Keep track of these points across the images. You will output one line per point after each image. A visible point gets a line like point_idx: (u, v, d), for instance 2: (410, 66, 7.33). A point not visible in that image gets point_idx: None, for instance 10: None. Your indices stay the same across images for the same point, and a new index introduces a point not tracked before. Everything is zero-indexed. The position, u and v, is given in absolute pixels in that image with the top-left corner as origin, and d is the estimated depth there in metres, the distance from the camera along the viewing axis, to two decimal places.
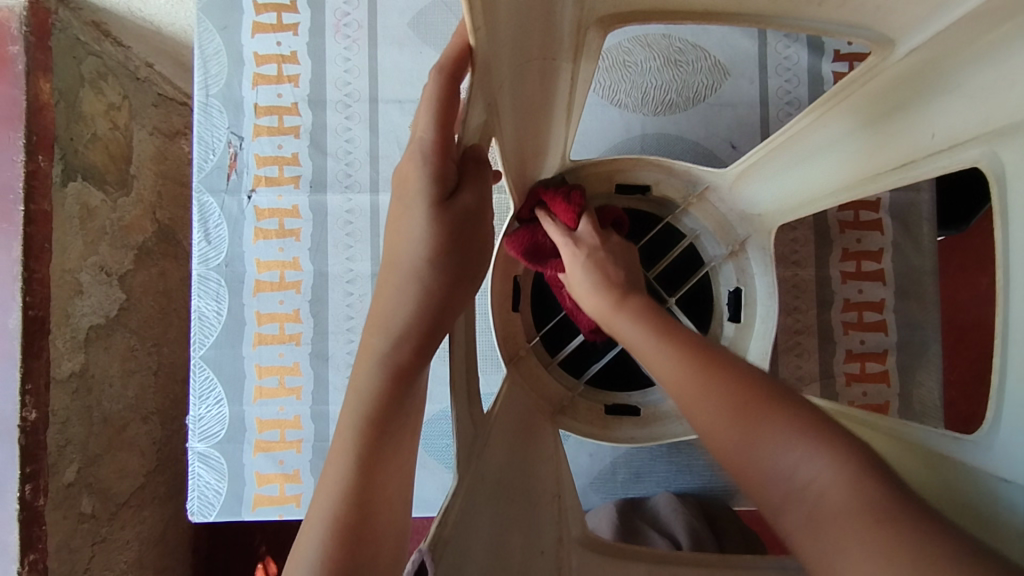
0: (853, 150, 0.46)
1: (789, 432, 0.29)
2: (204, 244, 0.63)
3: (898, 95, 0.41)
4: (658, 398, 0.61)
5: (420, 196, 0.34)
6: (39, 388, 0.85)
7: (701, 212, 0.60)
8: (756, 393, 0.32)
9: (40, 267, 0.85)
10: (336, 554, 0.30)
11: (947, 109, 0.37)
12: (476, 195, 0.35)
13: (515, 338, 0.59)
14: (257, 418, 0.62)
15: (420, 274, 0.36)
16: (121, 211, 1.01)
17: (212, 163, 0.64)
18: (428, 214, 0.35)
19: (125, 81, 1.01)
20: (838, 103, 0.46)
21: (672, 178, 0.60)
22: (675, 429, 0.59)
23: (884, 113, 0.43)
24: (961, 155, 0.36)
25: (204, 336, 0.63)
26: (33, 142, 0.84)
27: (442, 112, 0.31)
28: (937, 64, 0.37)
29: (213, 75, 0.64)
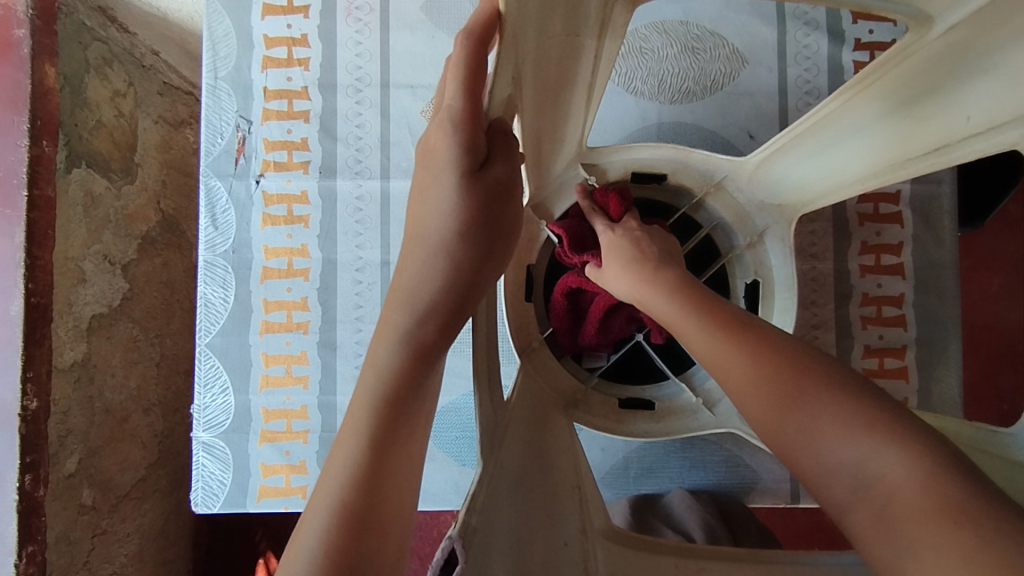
0: (881, 135, 0.45)
1: (850, 411, 0.29)
2: (211, 229, 0.62)
3: (931, 79, 0.40)
4: (672, 391, 0.59)
5: (450, 167, 0.33)
6: (40, 375, 0.83)
7: (720, 202, 0.58)
8: (805, 365, 0.32)
9: (43, 253, 0.83)
10: (339, 543, 0.28)
11: (987, 91, 0.36)
12: (507, 167, 0.34)
13: (528, 329, 0.58)
14: (263, 408, 0.61)
15: (448, 248, 0.35)
16: (125, 199, 1.00)
17: (220, 147, 0.62)
18: (458, 186, 0.34)
19: (131, 68, 1.00)
20: (857, 91, 0.45)
21: (691, 166, 0.58)
22: (691, 424, 0.57)
23: (914, 97, 0.41)
24: (1005, 136, 0.36)
25: (210, 323, 0.61)
26: (37, 127, 0.83)
27: (471, 78, 0.31)
28: (970, 44, 0.36)
29: (222, 58, 0.63)
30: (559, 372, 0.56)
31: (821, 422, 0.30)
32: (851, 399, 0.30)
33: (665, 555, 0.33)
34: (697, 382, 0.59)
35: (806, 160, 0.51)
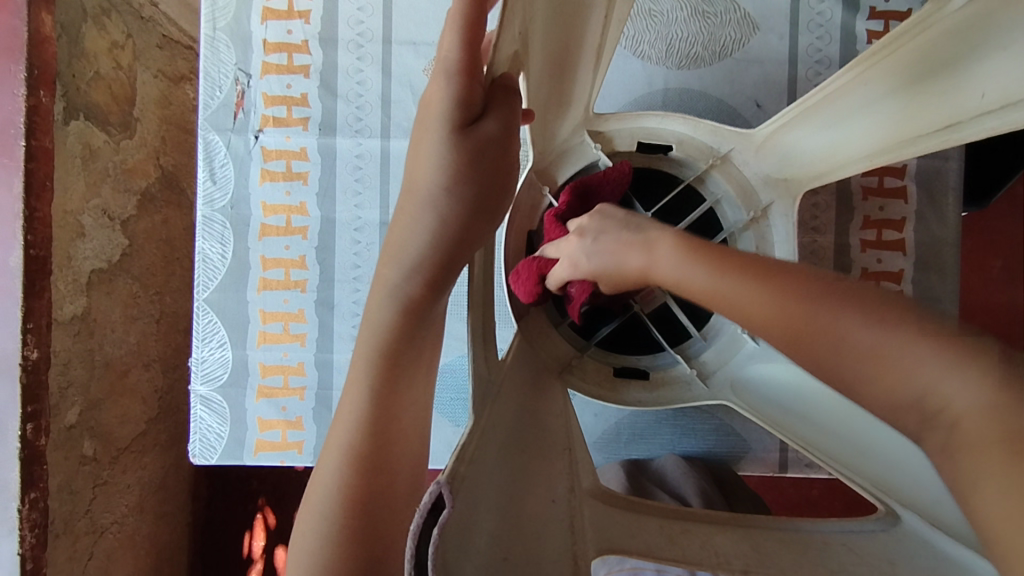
0: (893, 112, 0.44)
1: (870, 324, 0.30)
2: (209, 183, 0.61)
3: (951, 51, 0.39)
4: (667, 362, 0.60)
5: (441, 119, 0.33)
6: (41, 327, 0.83)
7: (724, 174, 0.57)
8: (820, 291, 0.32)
9: (41, 206, 0.83)
10: (353, 480, 0.33)
11: (1003, 67, 0.36)
12: (502, 124, 0.34)
13: (528, 299, 0.57)
14: (261, 363, 0.62)
15: (436, 203, 0.36)
16: (125, 153, 1.00)
17: (218, 99, 0.61)
18: (448, 138, 0.34)
19: (130, 19, 0.99)
20: (881, 61, 0.44)
21: (696, 138, 0.57)
22: (685, 396, 0.58)
23: (932, 72, 0.41)
24: (1014, 116, 0.35)
25: (208, 278, 0.61)
26: (34, 76, 0.82)
27: (469, 30, 0.30)
28: (993, 16, 0.36)
29: (221, 8, 0.61)
30: (557, 342, 0.56)
31: (849, 325, 0.30)
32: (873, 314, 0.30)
33: (652, 518, 0.34)
34: (693, 354, 0.59)
35: (820, 134, 0.50)
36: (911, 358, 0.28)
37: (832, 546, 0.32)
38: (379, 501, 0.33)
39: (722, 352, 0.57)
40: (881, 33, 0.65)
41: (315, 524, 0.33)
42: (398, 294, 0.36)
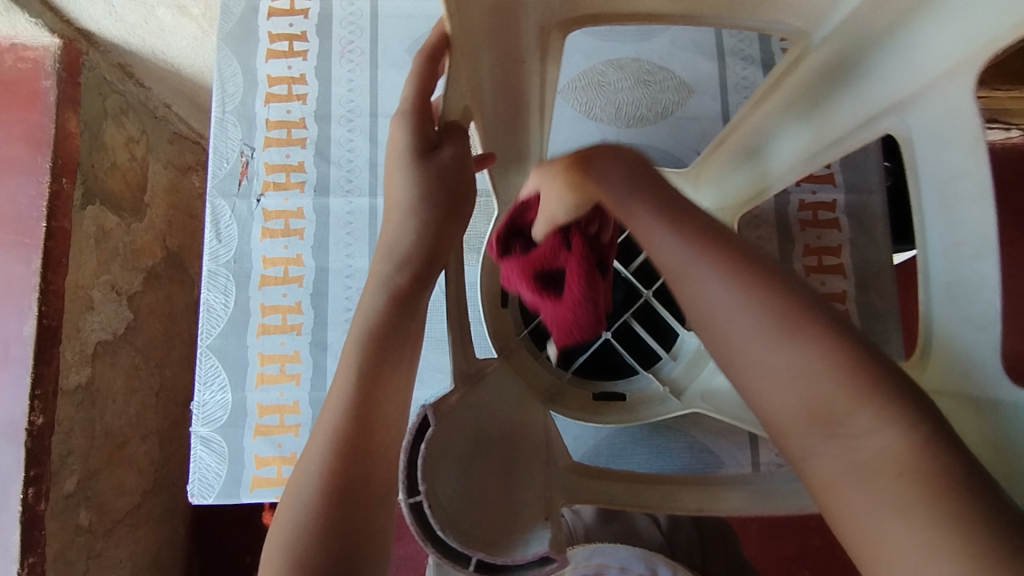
0: (795, 137, 0.52)
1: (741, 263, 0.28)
2: (215, 242, 0.69)
3: (814, 88, 0.48)
4: (642, 383, 0.65)
5: (408, 150, 0.42)
6: (48, 394, 0.88)
7: None
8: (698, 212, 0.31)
9: (57, 279, 0.90)
10: (335, 464, 0.36)
11: (855, 91, 0.44)
12: (456, 152, 0.42)
13: (505, 331, 0.63)
14: (258, 403, 0.66)
15: (414, 213, 0.43)
16: (134, 234, 1.08)
17: (225, 170, 0.70)
18: (414, 165, 0.42)
19: (145, 118, 1.11)
20: (772, 101, 0.53)
21: None
22: (660, 411, 0.63)
23: (808, 104, 0.49)
24: (878, 125, 0.43)
25: (211, 326, 0.67)
26: (58, 166, 0.91)
27: (422, 83, 0.42)
28: (832, 62, 0.44)
29: (230, 94, 0.72)
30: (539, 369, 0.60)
31: (661, 236, 0.29)
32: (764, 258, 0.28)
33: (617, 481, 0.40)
34: (664, 373, 0.64)
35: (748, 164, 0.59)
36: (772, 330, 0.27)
37: (754, 487, 0.38)
38: (361, 484, 0.36)
39: (689, 368, 0.63)
40: None
41: (296, 504, 0.36)
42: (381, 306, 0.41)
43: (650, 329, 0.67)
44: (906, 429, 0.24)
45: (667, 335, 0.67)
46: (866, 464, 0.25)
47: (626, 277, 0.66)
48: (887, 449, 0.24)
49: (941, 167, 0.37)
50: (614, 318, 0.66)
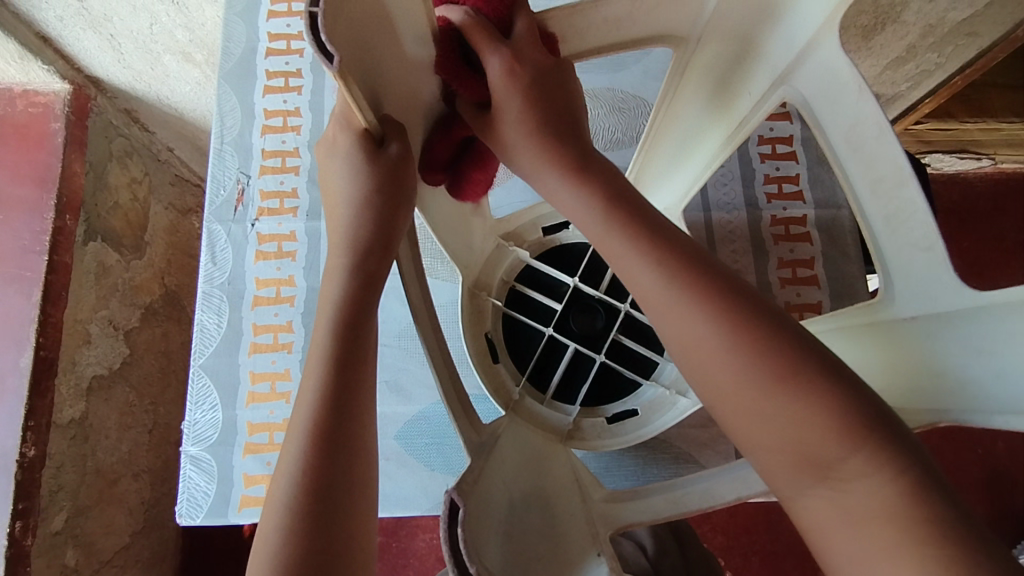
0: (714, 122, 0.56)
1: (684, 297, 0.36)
2: (211, 265, 0.71)
3: (724, 73, 0.52)
4: (649, 395, 0.63)
5: (357, 159, 0.41)
6: (40, 426, 0.89)
7: None
8: (671, 235, 0.39)
9: (56, 312, 0.92)
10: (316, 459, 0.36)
11: (760, 71, 0.50)
12: (402, 146, 0.40)
13: (505, 386, 0.62)
14: (248, 421, 0.67)
15: (367, 206, 0.42)
16: (133, 271, 1.11)
17: (222, 197, 0.73)
18: (362, 164, 0.40)
19: (148, 161, 1.16)
20: (680, 96, 0.55)
21: None
22: (673, 416, 0.60)
23: (720, 90, 0.53)
24: (774, 96, 0.50)
25: (204, 346, 0.69)
26: (62, 203, 0.95)
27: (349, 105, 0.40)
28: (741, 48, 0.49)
29: (228, 127, 0.76)
30: (542, 414, 0.61)
31: (643, 271, 0.38)
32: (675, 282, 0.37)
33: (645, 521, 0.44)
34: (664, 378, 0.63)
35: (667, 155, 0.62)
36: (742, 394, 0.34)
37: (714, 484, 0.43)
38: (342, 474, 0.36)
39: None
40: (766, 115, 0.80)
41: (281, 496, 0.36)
42: (348, 296, 0.41)
43: (639, 335, 0.65)
44: (895, 470, 0.30)
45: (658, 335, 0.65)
46: (851, 496, 0.31)
47: (600, 298, 0.63)
48: (879, 489, 0.30)
49: (840, 125, 0.46)
50: (598, 339, 0.64)
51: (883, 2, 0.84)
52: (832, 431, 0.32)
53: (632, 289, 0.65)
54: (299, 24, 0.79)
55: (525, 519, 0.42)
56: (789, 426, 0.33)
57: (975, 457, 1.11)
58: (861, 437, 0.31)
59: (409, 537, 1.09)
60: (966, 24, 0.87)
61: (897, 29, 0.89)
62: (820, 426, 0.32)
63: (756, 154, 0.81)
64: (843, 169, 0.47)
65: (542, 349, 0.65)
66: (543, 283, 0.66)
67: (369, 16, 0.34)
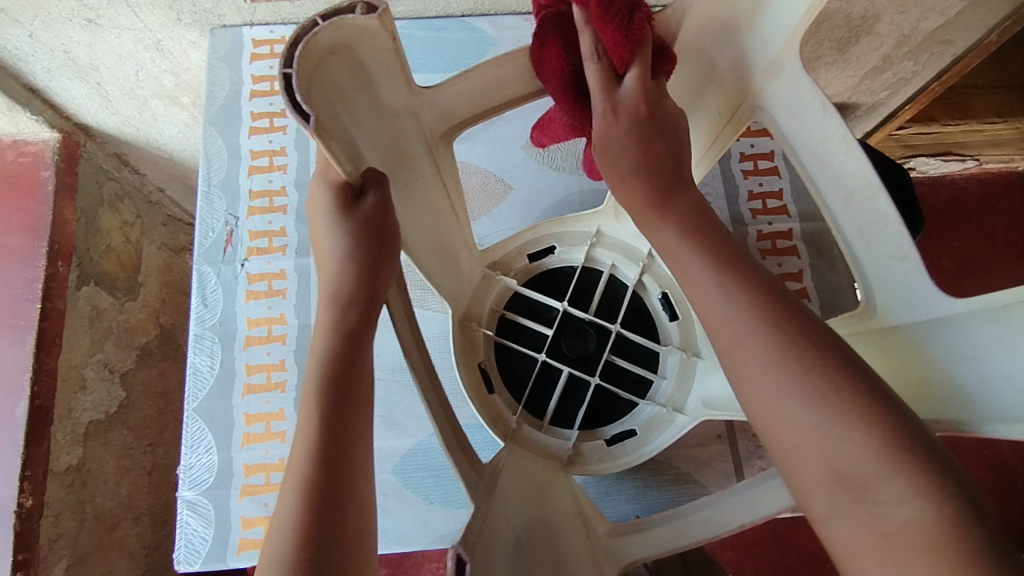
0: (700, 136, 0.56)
1: (741, 307, 0.35)
2: (202, 307, 0.71)
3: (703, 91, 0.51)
4: (647, 413, 0.63)
5: (334, 213, 0.42)
6: (37, 475, 0.89)
7: (605, 246, 0.66)
8: (736, 251, 0.38)
9: (50, 359, 0.92)
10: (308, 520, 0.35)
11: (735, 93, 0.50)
12: (378, 198, 0.41)
13: (503, 416, 0.62)
14: (244, 463, 0.67)
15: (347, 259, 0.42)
16: (128, 313, 1.11)
17: (211, 239, 0.74)
18: (341, 218, 0.41)
19: (139, 203, 1.17)
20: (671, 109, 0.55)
21: (569, 230, 0.67)
22: (672, 434, 0.61)
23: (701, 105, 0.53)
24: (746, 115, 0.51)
25: (198, 389, 0.69)
26: (54, 250, 0.96)
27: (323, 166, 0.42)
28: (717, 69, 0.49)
29: (216, 170, 0.77)
30: (542, 442, 0.60)
31: (719, 296, 0.36)
32: (742, 286, 0.36)
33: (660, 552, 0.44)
34: (658, 396, 0.63)
35: None
36: (790, 413, 0.33)
37: (726, 500, 0.43)
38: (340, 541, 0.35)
39: (682, 381, 0.62)
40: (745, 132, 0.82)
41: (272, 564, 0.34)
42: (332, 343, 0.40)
43: (632, 356, 0.65)
44: (934, 495, 0.29)
45: (650, 354, 0.65)
46: (899, 535, 0.29)
47: (590, 321, 0.63)
48: (910, 514, 0.29)
49: (814, 143, 0.46)
50: (590, 361, 0.63)
51: (855, 16, 0.86)
52: (890, 464, 0.30)
53: (620, 309, 0.65)
54: None
55: (527, 556, 0.42)
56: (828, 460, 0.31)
57: (980, 457, 1.11)
58: (919, 480, 0.29)
59: (415, 568, 1.08)
60: (938, 33, 0.89)
61: (872, 40, 0.91)
62: (867, 457, 0.30)
63: (739, 171, 0.82)
64: (815, 185, 0.47)
65: (536, 377, 0.64)
66: (530, 309, 0.66)
67: (335, 71, 0.35)
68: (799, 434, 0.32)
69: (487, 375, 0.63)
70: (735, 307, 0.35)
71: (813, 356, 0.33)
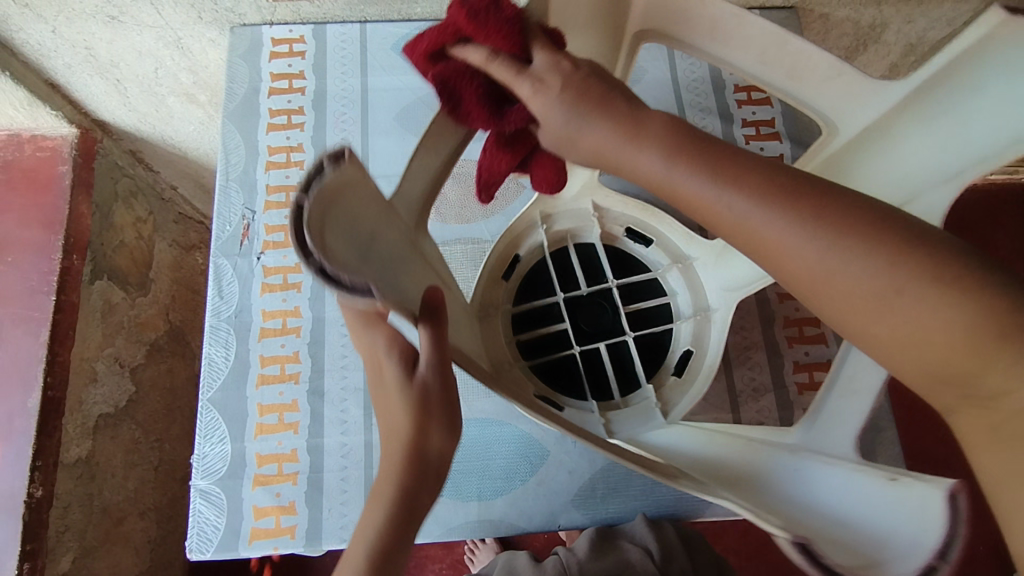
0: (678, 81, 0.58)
1: (783, 226, 0.33)
2: (218, 299, 0.72)
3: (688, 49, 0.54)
4: (685, 333, 0.64)
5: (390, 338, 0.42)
6: (48, 466, 0.89)
7: (561, 218, 0.68)
8: (739, 163, 0.36)
9: (63, 350, 0.93)
10: None
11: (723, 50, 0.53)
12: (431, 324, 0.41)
13: (586, 417, 0.59)
14: (257, 453, 0.67)
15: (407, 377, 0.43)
16: (139, 308, 1.12)
17: (228, 232, 0.75)
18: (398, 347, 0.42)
19: (152, 200, 1.19)
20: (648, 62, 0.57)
21: (519, 234, 0.67)
22: (719, 330, 0.62)
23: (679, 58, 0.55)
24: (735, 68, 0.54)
25: (212, 379, 0.70)
26: (70, 243, 0.97)
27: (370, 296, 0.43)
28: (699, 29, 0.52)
29: (234, 165, 0.78)
30: (631, 416, 0.60)
31: (737, 203, 0.34)
32: (772, 202, 0.34)
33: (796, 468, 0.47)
34: (681, 312, 0.65)
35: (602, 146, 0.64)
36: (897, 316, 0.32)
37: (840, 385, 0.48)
38: None
39: (695, 286, 0.65)
40: (755, 136, 0.83)
41: None
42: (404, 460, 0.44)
43: (636, 295, 0.67)
44: None
45: (647, 283, 0.68)
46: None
47: (591, 292, 0.65)
48: None
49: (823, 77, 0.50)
50: (610, 330, 0.65)
51: (863, 24, 0.87)
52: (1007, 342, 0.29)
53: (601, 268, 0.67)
54: (300, 64, 0.82)
55: None
56: (937, 359, 0.31)
57: None
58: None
59: (418, 569, 1.08)
60: (945, 42, 0.90)
61: (879, 49, 0.92)
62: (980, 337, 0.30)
63: None
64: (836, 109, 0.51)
65: (574, 368, 0.64)
66: (538, 320, 0.65)
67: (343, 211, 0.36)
68: (911, 332, 0.31)
69: (545, 399, 0.60)
70: (759, 216, 0.34)
71: (885, 251, 0.32)
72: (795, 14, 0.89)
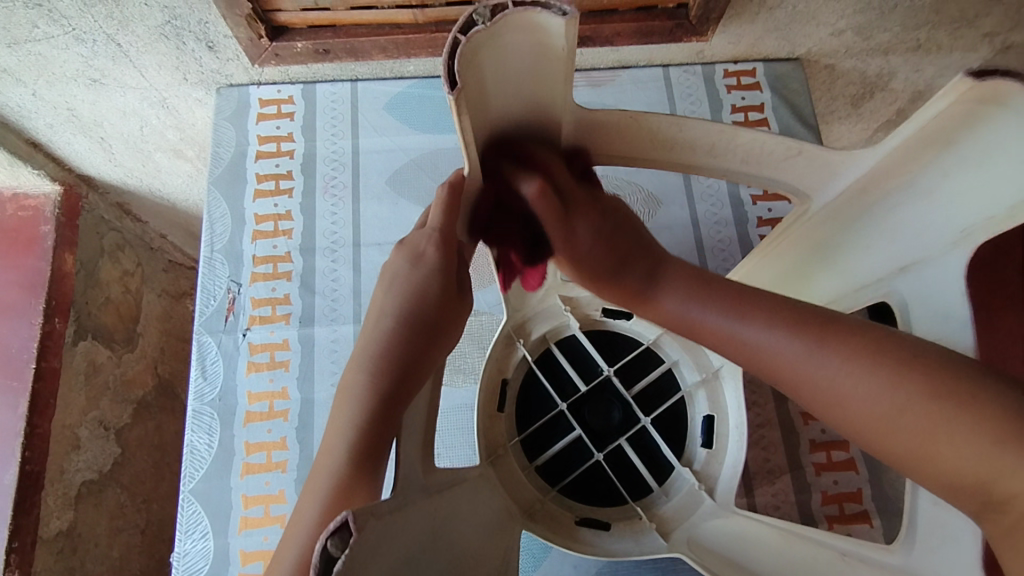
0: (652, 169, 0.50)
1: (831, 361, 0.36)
2: (201, 381, 0.69)
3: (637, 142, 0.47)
4: (698, 402, 0.63)
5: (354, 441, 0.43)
6: (25, 546, 0.89)
7: (536, 318, 0.65)
8: (770, 302, 0.40)
9: (42, 421, 0.92)
10: None
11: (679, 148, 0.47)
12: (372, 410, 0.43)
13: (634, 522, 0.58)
14: (241, 550, 0.63)
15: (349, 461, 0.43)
16: (125, 365, 1.06)
17: (212, 307, 0.71)
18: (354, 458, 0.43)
19: (141, 251, 1.12)
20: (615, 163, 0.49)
21: (500, 356, 0.63)
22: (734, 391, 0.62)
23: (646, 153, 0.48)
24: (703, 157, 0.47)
25: (194, 469, 0.66)
26: (51, 306, 0.95)
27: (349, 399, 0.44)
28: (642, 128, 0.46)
29: (219, 235, 0.75)
30: (678, 510, 0.58)
31: (751, 334, 0.39)
32: (824, 340, 0.36)
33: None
34: (685, 381, 0.64)
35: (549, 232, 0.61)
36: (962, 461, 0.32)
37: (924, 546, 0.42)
38: None
39: (693, 350, 0.64)
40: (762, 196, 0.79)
41: None
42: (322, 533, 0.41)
43: (632, 373, 0.65)
44: None
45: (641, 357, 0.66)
46: None
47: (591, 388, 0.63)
48: None
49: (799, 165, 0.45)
50: (623, 423, 0.62)
51: (869, 74, 0.85)
52: None
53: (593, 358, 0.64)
54: (289, 126, 0.79)
55: None
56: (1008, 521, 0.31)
57: None
58: None
59: None
60: None
61: (886, 96, 0.89)
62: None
63: (757, 236, 0.79)
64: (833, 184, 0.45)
65: (599, 469, 0.62)
66: (546, 438, 0.63)
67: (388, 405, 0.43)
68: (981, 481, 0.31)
69: (588, 523, 0.58)
70: (803, 354, 0.37)
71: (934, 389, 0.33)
72: (800, 65, 0.84)
